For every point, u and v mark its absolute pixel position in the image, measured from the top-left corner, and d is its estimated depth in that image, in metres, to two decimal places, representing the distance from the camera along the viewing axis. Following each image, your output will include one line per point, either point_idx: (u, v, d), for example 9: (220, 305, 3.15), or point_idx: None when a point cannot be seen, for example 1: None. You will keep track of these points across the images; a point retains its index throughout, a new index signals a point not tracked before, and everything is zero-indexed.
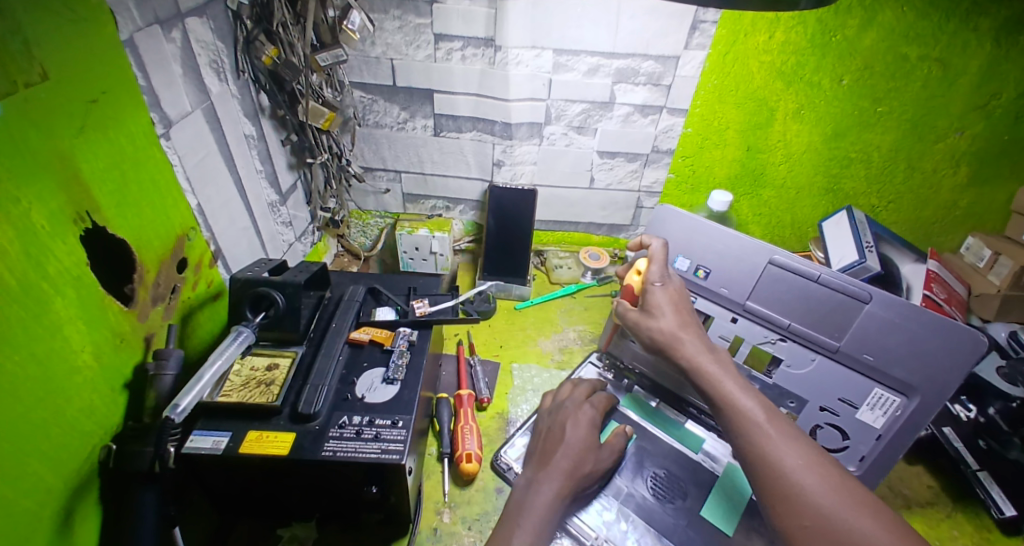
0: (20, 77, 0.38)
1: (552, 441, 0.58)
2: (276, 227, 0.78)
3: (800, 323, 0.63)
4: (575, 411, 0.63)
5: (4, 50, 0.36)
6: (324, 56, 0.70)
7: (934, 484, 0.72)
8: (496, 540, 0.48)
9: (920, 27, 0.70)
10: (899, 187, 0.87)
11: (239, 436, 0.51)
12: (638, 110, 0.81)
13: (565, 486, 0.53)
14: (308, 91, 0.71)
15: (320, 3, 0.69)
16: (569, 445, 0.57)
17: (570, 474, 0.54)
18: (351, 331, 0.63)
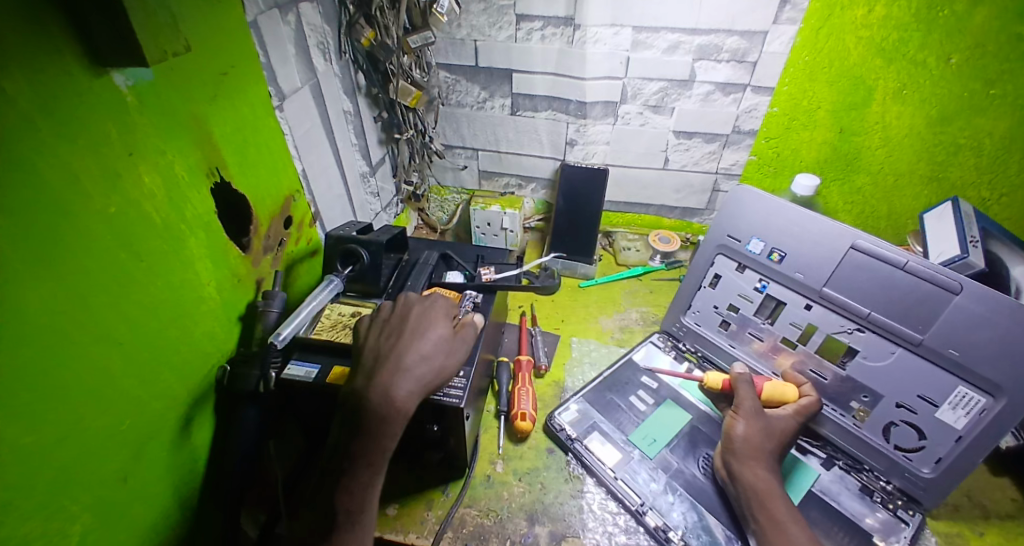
0: (170, 47, 0.43)
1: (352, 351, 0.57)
2: (366, 196, 0.86)
3: (881, 313, 0.60)
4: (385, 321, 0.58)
5: (157, 21, 0.41)
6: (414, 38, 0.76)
7: (1021, 498, 0.66)
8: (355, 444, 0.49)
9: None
10: (1015, 178, 0.77)
11: (326, 369, 0.59)
12: (720, 89, 0.79)
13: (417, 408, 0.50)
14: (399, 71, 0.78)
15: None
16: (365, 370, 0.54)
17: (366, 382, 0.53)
18: (423, 290, 0.69)
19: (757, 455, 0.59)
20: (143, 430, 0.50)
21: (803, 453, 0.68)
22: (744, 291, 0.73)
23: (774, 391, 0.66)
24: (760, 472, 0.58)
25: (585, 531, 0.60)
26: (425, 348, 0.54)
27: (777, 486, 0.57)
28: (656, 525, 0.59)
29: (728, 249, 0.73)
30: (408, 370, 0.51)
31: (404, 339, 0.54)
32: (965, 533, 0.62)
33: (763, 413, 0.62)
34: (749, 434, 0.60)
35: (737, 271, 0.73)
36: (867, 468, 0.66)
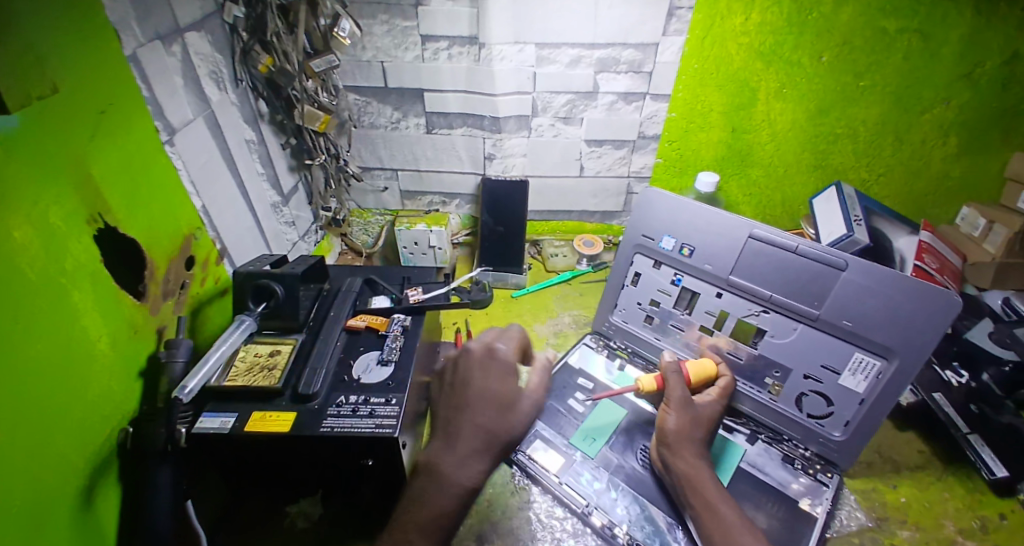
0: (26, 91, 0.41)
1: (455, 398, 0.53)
2: (280, 226, 0.82)
3: (781, 293, 0.66)
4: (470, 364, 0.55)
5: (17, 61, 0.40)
6: (317, 63, 0.74)
7: (926, 450, 0.73)
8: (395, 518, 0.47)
9: (898, 1, 0.70)
10: (889, 159, 0.87)
11: (244, 417, 0.55)
12: (622, 98, 0.83)
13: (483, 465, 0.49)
14: (303, 96, 0.75)
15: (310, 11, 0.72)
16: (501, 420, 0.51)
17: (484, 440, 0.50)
18: (348, 319, 0.67)
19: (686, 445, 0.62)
20: (36, 511, 0.44)
21: (730, 432, 0.72)
22: (663, 285, 0.77)
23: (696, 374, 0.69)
24: (691, 460, 0.61)
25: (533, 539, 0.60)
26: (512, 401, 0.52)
27: (706, 471, 0.60)
28: (602, 524, 0.61)
29: (644, 248, 0.77)
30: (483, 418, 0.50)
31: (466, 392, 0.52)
32: (880, 488, 0.68)
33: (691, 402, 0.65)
34: (679, 426, 0.62)
35: (654, 268, 0.77)
36: (787, 438, 0.71)
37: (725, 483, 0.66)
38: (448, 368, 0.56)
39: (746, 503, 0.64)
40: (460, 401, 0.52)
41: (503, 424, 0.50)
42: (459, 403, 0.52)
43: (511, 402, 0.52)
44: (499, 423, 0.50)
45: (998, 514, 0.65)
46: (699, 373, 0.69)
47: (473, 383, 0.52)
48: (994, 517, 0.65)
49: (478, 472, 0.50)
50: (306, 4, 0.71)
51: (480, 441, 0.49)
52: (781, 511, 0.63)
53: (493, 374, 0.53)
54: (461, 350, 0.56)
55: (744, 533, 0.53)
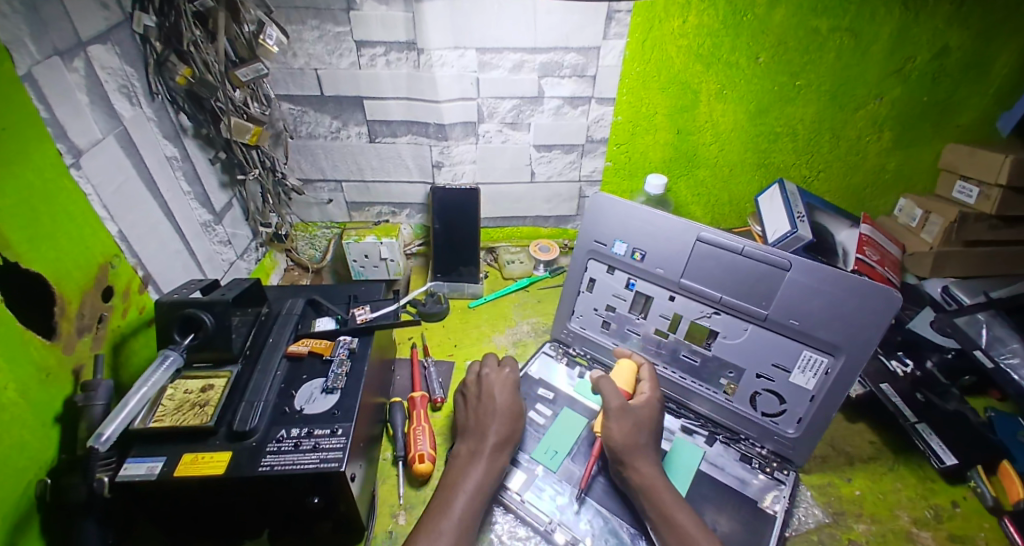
0: None
1: (478, 410, 0.65)
2: (213, 247, 0.77)
3: (730, 295, 0.66)
4: (493, 376, 0.68)
5: None
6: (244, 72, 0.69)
7: (876, 440, 0.76)
8: (438, 501, 0.56)
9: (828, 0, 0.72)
10: (827, 156, 0.90)
11: (173, 460, 0.50)
12: (567, 102, 0.82)
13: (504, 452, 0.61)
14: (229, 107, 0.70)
15: (232, 16, 0.68)
16: (503, 416, 0.64)
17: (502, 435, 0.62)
18: (289, 345, 0.63)
19: (633, 455, 0.61)
20: None
21: (690, 435, 0.73)
22: (618, 290, 0.77)
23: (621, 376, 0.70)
24: (644, 469, 0.61)
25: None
26: (507, 401, 0.65)
27: (659, 476, 0.61)
28: (566, 541, 0.60)
29: (598, 254, 0.76)
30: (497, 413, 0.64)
31: (483, 403, 0.65)
32: (836, 482, 0.70)
33: (631, 408, 0.64)
34: (621, 437, 0.62)
35: (608, 273, 0.77)
36: (744, 437, 0.72)
37: (684, 492, 0.66)
38: (467, 387, 0.69)
39: (707, 506, 0.64)
40: (487, 408, 0.64)
41: (507, 423, 0.63)
42: (487, 411, 0.64)
43: (515, 407, 0.65)
44: (507, 419, 0.63)
45: (951, 503, 0.67)
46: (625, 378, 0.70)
47: (490, 392, 0.66)
48: (948, 505, 0.67)
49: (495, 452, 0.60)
50: (226, 11, 0.67)
51: (496, 436, 0.62)
52: (742, 512, 0.64)
53: (503, 386, 0.67)
54: (481, 364, 0.71)
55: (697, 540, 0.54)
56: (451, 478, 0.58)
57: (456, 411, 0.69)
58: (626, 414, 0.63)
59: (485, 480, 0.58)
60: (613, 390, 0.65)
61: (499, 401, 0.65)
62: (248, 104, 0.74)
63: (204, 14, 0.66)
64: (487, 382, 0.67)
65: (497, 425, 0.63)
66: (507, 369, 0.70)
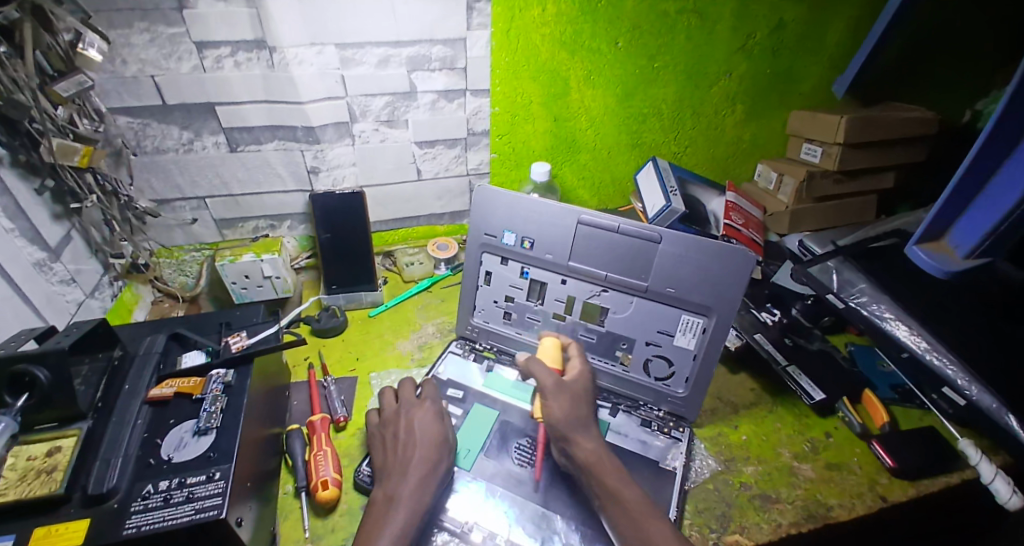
0: None
1: (400, 447, 0.62)
2: (52, 288, 0.65)
3: (615, 272, 0.70)
4: (416, 409, 0.67)
5: None
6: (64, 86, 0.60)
7: (755, 387, 0.84)
8: None
9: None
10: (692, 131, 0.97)
11: (23, 536, 0.44)
12: (442, 96, 0.81)
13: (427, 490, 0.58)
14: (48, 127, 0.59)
15: (41, 26, 0.58)
16: (428, 449, 0.61)
17: (426, 471, 0.59)
18: (150, 390, 0.56)
19: (577, 429, 0.63)
20: None
21: (595, 410, 0.76)
22: (514, 280, 0.78)
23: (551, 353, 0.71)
24: (588, 444, 0.62)
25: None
26: (431, 432, 0.63)
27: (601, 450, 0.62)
28: (482, 538, 0.60)
29: (490, 246, 0.76)
30: (420, 447, 0.61)
31: (405, 439, 0.63)
32: (725, 431, 0.77)
33: (565, 385, 0.66)
34: (563, 413, 0.64)
35: (502, 264, 0.77)
36: (643, 403, 0.77)
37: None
38: (386, 426, 0.66)
39: None
40: (408, 443, 0.62)
41: (431, 455, 0.61)
42: (409, 446, 0.62)
43: (441, 437, 0.64)
44: (429, 450, 0.61)
45: (825, 435, 0.77)
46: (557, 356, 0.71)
47: (414, 426, 0.64)
48: (822, 437, 0.76)
49: (414, 491, 0.57)
50: (34, 21, 0.57)
51: (421, 472, 0.59)
52: (647, 473, 0.68)
53: (427, 417, 0.65)
54: (398, 400, 0.69)
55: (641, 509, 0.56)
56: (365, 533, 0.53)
57: (374, 454, 0.65)
58: (560, 392, 0.65)
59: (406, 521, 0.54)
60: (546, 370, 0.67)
61: (422, 434, 0.63)
62: (75, 122, 0.64)
63: (8, 26, 0.55)
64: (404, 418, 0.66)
65: (418, 456, 0.60)
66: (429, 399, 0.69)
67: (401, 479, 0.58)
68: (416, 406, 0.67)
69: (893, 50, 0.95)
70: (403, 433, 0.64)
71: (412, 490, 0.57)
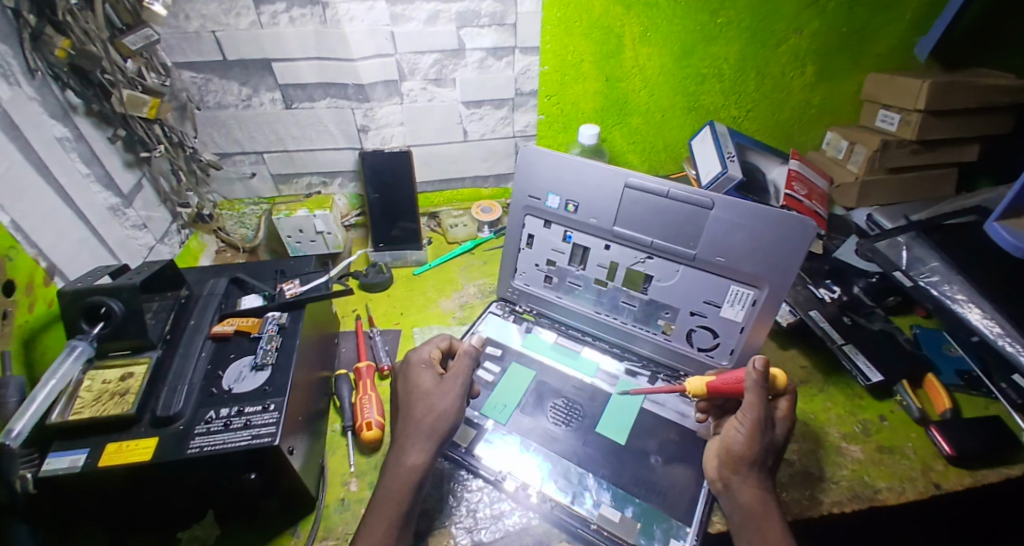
0: None
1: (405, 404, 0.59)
2: (126, 232, 0.71)
3: (661, 238, 0.68)
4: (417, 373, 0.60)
5: None
6: (132, 38, 0.64)
7: (807, 364, 0.81)
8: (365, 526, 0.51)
9: None
10: (754, 94, 0.91)
11: (96, 451, 0.48)
12: (490, 54, 0.80)
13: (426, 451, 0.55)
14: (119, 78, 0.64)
15: None
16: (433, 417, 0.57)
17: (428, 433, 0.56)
18: (213, 326, 0.61)
19: (749, 468, 0.56)
20: None
21: (633, 377, 0.75)
22: (556, 244, 0.77)
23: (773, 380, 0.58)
24: (750, 491, 0.55)
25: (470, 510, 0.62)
26: (424, 400, 0.58)
27: (768, 501, 0.55)
28: (515, 488, 0.62)
29: (533, 209, 0.76)
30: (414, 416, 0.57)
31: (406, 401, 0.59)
32: None
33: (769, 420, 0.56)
34: (747, 447, 0.56)
35: (546, 227, 0.77)
36: (684, 373, 0.75)
37: (622, 442, 0.67)
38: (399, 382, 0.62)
39: (650, 441, 0.67)
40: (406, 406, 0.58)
41: (425, 414, 0.57)
42: (407, 407, 0.58)
43: (432, 397, 0.58)
44: (425, 417, 0.57)
45: (879, 417, 0.73)
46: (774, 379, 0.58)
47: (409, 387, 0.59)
48: (875, 419, 0.72)
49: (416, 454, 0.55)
50: None
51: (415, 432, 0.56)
52: (684, 443, 0.67)
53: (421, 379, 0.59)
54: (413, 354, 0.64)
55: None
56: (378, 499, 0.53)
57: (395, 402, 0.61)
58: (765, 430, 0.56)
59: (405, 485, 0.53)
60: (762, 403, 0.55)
61: (418, 396, 0.58)
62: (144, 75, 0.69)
63: None
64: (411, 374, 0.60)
65: (426, 413, 0.57)
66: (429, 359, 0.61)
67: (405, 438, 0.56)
68: (422, 365, 0.61)
69: None
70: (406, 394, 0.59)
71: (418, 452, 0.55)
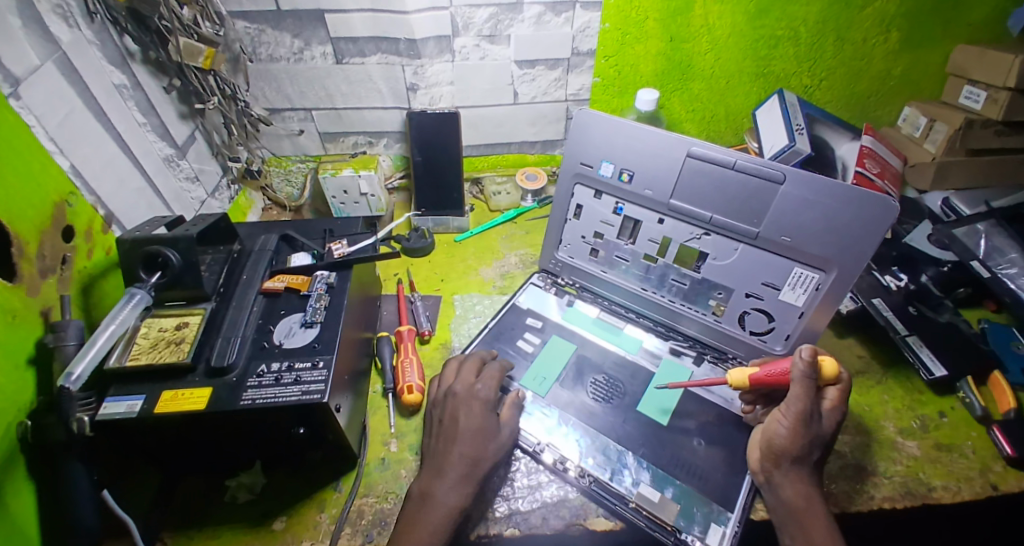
0: None
1: (445, 435, 0.54)
2: (180, 184, 0.72)
3: (721, 214, 0.64)
4: (465, 397, 0.57)
5: None
6: None
7: (865, 354, 0.76)
8: None
9: None
10: (831, 62, 0.83)
11: (153, 397, 0.49)
12: (550, 9, 0.75)
13: (468, 491, 0.52)
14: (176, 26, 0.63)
15: None
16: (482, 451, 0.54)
17: (470, 472, 0.52)
18: (265, 281, 0.62)
19: (791, 464, 0.53)
20: None
21: (679, 357, 0.73)
22: (605, 216, 0.74)
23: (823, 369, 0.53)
24: (794, 487, 0.53)
25: (506, 478, 0.62)
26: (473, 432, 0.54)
27: (812, 496, 0.53)
28: (553, 461, 0.62)
29: (584, 177, 0.72)
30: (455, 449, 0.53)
31: (447, 432, 0.54)
32: None
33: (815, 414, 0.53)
34: (789, 443, 0.53)
35: (595, 198, 0.73)
36: (732, 356, 0.72)
37: (664, 422, 0.65)
38: (435, 404, 0.59)
39: (692, 423, 0.65)
40: (451, 434, 0.54)
41: (477, 449, 0.53)
42: (452, 435, 0.54)
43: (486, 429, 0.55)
44: (473, 447, 0.53)
45: (939, 413, 0.68)
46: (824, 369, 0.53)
47: (461, 415, 0.55)
48: (935, 416, 0.68)
49: (456, 491, 0.51)
50: None
51: (459, 471, 0.52)
52: (728, 427, 0.65)
53: (474, 407, 0.56)
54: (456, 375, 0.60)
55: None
56: (405, 526, 0.50)
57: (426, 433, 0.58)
58: (810, 422, 0.52)
59: (442, 528, 0.49)
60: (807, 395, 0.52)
61: (466, 429, 0.54)
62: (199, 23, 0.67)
63: None
64: (467, 395, 0.57)
65: (467, 449, 0.53)
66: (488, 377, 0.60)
67: (442, 473, 0.52)
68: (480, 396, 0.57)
69: None
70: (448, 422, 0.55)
71: (461, 491, 0.51)
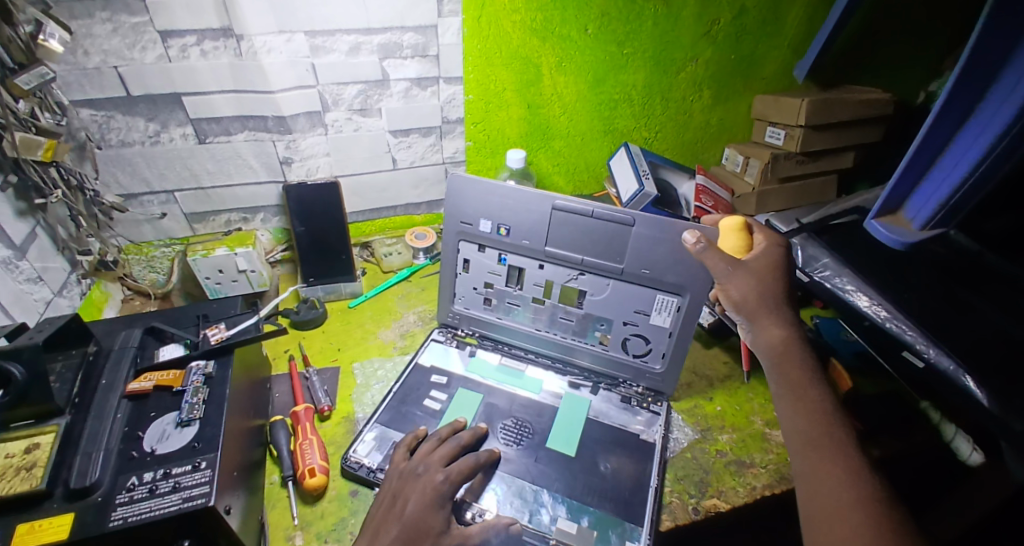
0: None
1: (387, 517, 0.53)
2: (19, 288, 0.63)
3: (590, 256, 0.72)
4: (422, 479, 0.57)
5: None
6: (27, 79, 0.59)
7: (729, 360, 0.88)
8: None
9: None
10: (661, 117, 1.00)
11: (4, 533, 0.43)
12: (415, 84, 0.81)
13: None
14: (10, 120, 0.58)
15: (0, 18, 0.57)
16: (414, 532, 0.52)
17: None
18: (129, 383, 0.55)
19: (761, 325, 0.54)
20: None
21: (577, 389, 0.78)
22: (492, 267, 0.79)
23: (725, 241, 0.60)
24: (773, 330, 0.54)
25: None
26: (409, 524, 0.52)
27: (797, 334, 0.53)
28: (473, 515, 0.61)
29: (466, 235, 0.77)
30: (386, 534, 0.51)
31: (388, 519, 0.53)
32: (701, 403, 0.80)
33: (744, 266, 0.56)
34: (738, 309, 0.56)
35: (480, 251, 0.78)
36: (622, 380, 0.79)
37: (572, 454, 0.69)
38: (389, 484, 0.58)
39: (599, 449, 0.70)
40: (392, 516, 0.53)
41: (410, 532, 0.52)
42: (394, 516, 0.53)
43: (427, 508, 0.54)
44: (408, 531, 0.52)
45: None
46: (727, 244, 0.60)
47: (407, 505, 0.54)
48: None
49: None
50: None
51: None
52: (629, 447, 0.71)
53: (423, 492, 0.55)
54: (424, 455, 0.61)
55: (856, 488, 0.42)
56: None
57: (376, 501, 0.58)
58: (748, 259, 0.57)
59: None
60: (762, 260, 0.57)
61: (408, 519, 0.53)
62: (37, 116, 0.62)
63: None
64: (426, 478, 0.57)
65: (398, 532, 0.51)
66: (455, 465, 0.60)
67: None
68: (439, 475, 0.57)
69: (856, 23, 0.97)
70: (396, 506, 0.55)
71: None
